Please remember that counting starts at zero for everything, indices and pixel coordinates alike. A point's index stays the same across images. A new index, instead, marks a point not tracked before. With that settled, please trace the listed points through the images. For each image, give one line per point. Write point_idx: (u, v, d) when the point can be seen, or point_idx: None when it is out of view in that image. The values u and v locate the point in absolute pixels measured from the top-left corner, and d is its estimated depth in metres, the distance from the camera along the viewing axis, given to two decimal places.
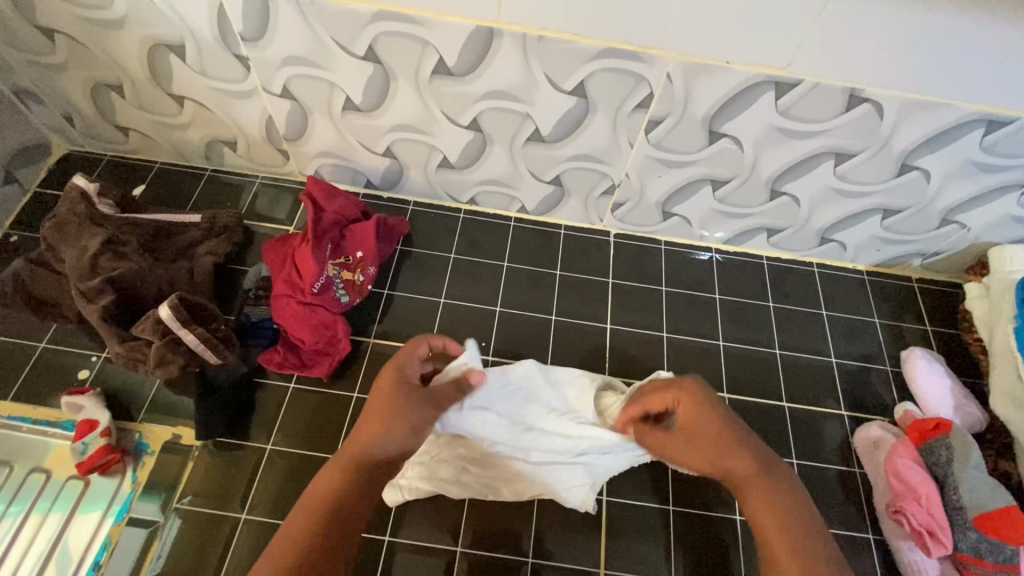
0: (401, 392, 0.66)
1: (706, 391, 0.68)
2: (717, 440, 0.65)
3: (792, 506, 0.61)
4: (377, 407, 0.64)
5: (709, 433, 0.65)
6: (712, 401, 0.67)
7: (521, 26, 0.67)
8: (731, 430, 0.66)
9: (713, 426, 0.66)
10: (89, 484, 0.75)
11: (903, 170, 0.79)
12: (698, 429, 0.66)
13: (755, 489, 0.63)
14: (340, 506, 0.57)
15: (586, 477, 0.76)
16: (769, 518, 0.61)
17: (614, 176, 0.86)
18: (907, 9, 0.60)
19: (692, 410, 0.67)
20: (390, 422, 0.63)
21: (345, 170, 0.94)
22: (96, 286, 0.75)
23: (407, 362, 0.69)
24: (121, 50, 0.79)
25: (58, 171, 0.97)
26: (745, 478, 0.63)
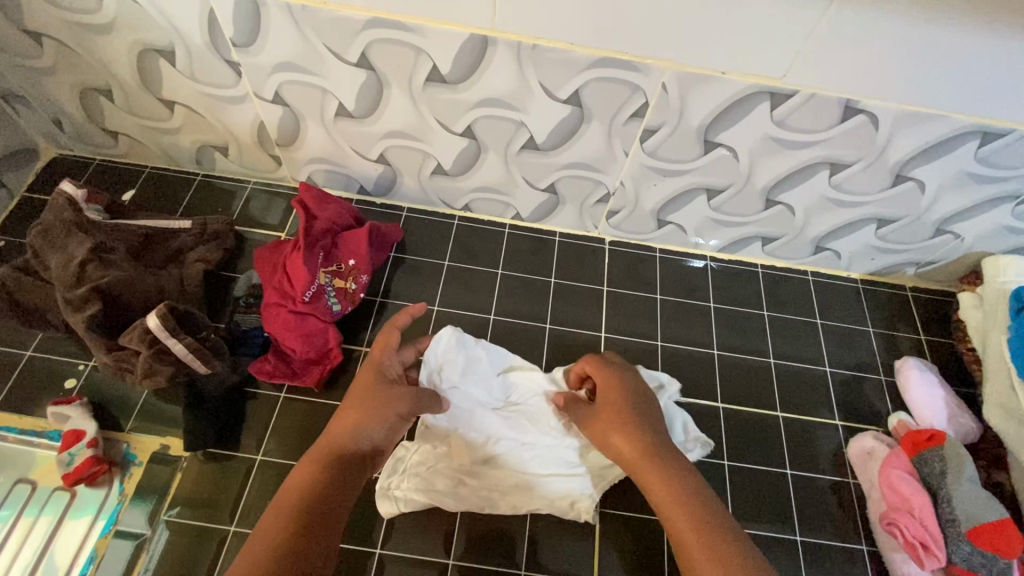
0: (377, 385, 0.67)
1: (614, 374, 0.73)
2: (624, 420, 0.68)
3: (681, 480, 0.61)
4: (358, 399, 0.66)
5: (615, 405, 0.69)
6: (622, 384, 0.72)
7: (515, 35, 0.66)
8: (635, 415, 0.68)
9: (624, 409, 0.69)
10: (76, 495, 0.74)
11: (898, 180, 0.78)
12: (609, 408, 0.69)
13: (644, 466, 0.64)
14: (319, 494, 0.56)
15: (586, 489, 0.76)
16: (662, 487, 0.61)
17: (609, 184, 0.86)
18: (902, 21, 0.60)
19: (610, 390, 0.71)
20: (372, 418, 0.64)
21: (339, 176, 0.93)
22: (83, 295, 0.74)
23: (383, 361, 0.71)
24: (110, 54, 0.78)
25: (46, 176, 0.96)
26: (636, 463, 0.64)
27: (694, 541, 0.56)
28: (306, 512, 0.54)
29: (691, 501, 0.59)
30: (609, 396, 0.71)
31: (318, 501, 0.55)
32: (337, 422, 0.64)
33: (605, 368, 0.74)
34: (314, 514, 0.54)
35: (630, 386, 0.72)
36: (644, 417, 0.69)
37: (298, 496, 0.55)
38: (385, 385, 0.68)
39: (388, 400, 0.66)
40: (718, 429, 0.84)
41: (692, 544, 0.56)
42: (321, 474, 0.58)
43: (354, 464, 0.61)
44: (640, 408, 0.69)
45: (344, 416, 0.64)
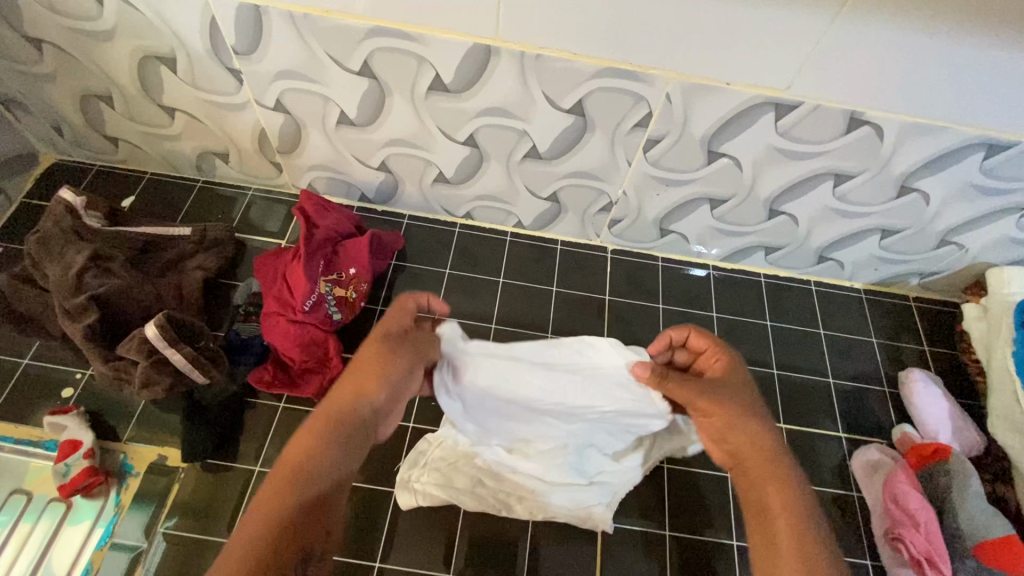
0: (390, 350, 0.64)
1: (734, 360, 0.68)
2: (740, 406, 0.64)
3: (793, 484, 0.58)
4: (364, 364, 0.62)
5: (737, 396, 0.65)
6: (741, 375, 0.67)
7: (518, 44, 0.66)
8: (753, 410, 0.64)
9: (734, 397, 0.64)
10: (72, 506, 0.73)
11: (902, 191, 0.78)
12: (727, 389, 0.65)
13: (761, 463, 0.60)
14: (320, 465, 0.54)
15: (602, 499, 0.74)
16: (774, 489, 0.57)
17: (612, 193, 0.85)
18: (907, 34, 0.59)
19: (728, 377, 0.67)
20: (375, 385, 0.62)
21: (339, 183, 0.92)
22: (80, 303, 0.73)
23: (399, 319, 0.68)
24: (111, 61, 0.77)
25: (45, 181, 0.95)
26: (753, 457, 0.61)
27: (790, 544, 0.52)
28: (303, 482, 0.52)
29: (797, 506, 0.56)
30: (729, 382, 0.66)
31: (320, 473, 0.53)
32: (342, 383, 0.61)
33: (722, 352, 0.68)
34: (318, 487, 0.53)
35: (744, 379, 0.67)
36: (756, 409, 0.64)
37: (302, 465, 0.53)
38: (388, 349, 0.64)
39: (389, 367, 0.63)
40: None
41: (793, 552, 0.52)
42: (325, 441, 0.55)
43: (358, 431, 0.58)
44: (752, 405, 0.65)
45: (351, 380, 0.61)
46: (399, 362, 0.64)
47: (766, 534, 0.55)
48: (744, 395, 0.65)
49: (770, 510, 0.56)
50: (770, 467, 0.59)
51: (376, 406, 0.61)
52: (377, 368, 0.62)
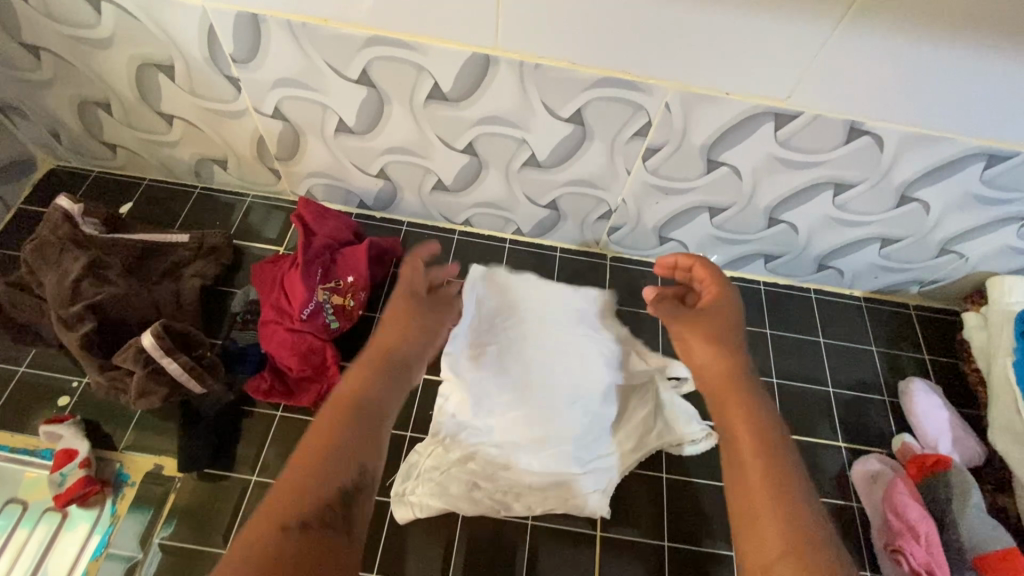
0: (409, 298, 0.70)
1: (725, 287, 0.70)
2: (721, 332, 0.66)
3: (761, 405, 0.60)
4: (397, 315, 0.68)
5: (716, 321, 0.67)
6: (732, 304, 0.69)
7: (518, 54, 0.66)
8: (732, 342, 0.66)
9: (723, 315, 0.68)
10: (67, 516, 0.73)
11: (902, 201, 0.78)
12: (712, 314, 0.68)
13: (729, 388, 0.62)
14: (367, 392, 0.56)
15: (598, 486, 0.74)
16: (741, 412, 0.59)
17: (611, 202, 0.85)
18: (907, 46, 0.59)
19: (715, 305, 0.69)
20: (410, 336, 0.65)
21: (338, 190, 0.92)
22: (77, 312, 0.73)
23: (411, 279, 0.72)
24: (109, 69, 0.77)
25: (43, 187, 0.95)
26: (722, 382, 0.63)
27: (751, 458, 0.55)
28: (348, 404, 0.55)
29: (761, 424, 0.58)
30: (714, 311, 0.69)
31: (363, 405, 0.55)
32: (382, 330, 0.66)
33: (716, 279, 0.71)
34: (364, 418, 0.54)
35: (735, 311, 0.69)
36: (738, 335, 0.67)
37: (344, 402, 0.55)
38: (414, 306, 0.69)
39: (418, 319, 0.68)
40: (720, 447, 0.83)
41: (755, 466, 0.54)
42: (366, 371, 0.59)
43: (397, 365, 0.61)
44: (737, 336, 0.67)
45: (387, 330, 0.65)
46: (426, 314, 0.69)
47: (729, 447, 0.57)
48: (732, 316, 0.68)
49: (733, 425, 0.59)
50: (734, 392, 0.61)
51: (407, 347, 0.64)
52: (406, 319, 0.67)
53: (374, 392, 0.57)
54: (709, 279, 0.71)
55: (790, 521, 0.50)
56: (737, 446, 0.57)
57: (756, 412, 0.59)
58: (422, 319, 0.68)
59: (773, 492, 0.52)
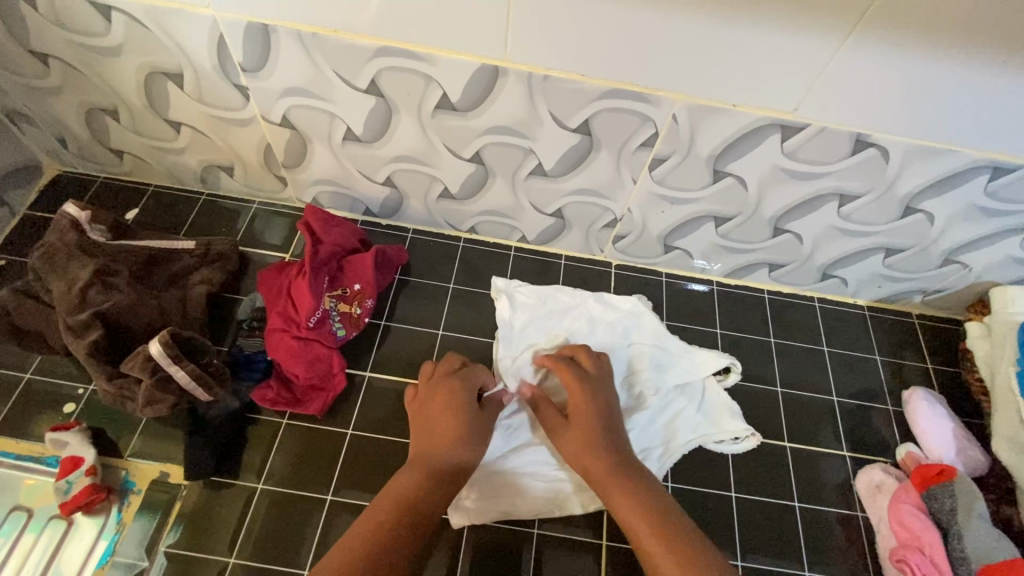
0: (461, 391, 0.73)
1: (587, 379, 0.74)
2: (591, 428, 0.69)
3: (650, 489, 0.64)
4: (449, 415, 0.70)
5: (585, 416, 0.70)
6: (594, 394, 0.73)
7: (526, 65, 0.66)
8: (607, 433, 0.69)
9: (591, 410, 0.71)
10: (72, 524, 0.73)
11: (907, 211, 0.78)
12: (576, 413, 0.71)
13: (610, 485, 0.65)
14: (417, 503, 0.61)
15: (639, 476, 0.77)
16: (629, 505, 0.63)
17: (617, 211, 0.85)
18: (913, 60, 0.60)
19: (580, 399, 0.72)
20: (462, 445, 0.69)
21: (344, 197, 0.92)
22: (84, 320, 0.73)
23: (464, 379, 0.75)
24: (117, 77, 0.78)
25: (49, 193, 0.95)
26: (606, 481, 0.65)
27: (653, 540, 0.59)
28: (404, 513, 0.59)
29: (650, 504, 0.62)
30: (578, 407, 0.71)
31: (411, 507, 0.60)
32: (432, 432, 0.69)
33: (577, 375, 0.74)
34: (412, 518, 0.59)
35: (603, 402, 0.72)
36: (615, 420, 0.71)
37: (392, 497, 0.61)
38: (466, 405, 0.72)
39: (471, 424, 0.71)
40: (724, 456, 0.83)
41: (662, 548, 0.58)
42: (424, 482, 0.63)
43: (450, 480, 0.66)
44: (609, 425, 0.70)
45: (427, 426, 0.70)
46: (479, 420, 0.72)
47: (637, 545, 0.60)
48: (602, 398, 0.73)
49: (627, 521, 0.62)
50: (621, 481, 0.65)
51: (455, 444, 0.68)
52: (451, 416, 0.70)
53: (423, 490, 0.63)
54: (571, 380, 0.74)
55: (664, 532, 0.59)
56: (603, 484, 0.66)
57: (641, 496, 0.63)
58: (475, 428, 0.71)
59: (641, 511, 0.62)
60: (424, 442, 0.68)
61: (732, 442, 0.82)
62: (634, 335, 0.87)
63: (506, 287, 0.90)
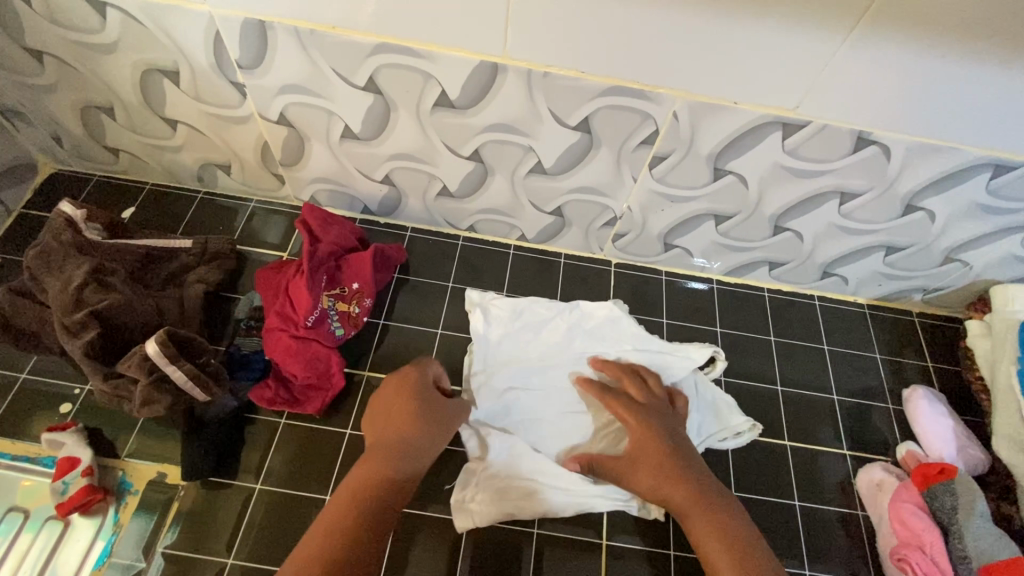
0: (409, 378, 0.72)
1: (650, 410, 0.75)
2: (661, 455, 0.70)
3: (727, 512, 0.65)
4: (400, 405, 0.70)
5: (654, 446, 0.71)
6: (661, 423, 0.73)
7: (525, 62, 0.66)
8: (681, 458, 0.70)
9: (657, 441, 0.71)
10: (69, 525, 0.73)
11: (908, 210, 0.78)
12: (641, 446, 0.71)
13: (689, 508, 0.65)
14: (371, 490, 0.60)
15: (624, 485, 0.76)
16: (708, 527, 0.63)
17: (617, 209, 0.85)
18: (915, 57, 0.59)
19: (646, 429, 0.73)
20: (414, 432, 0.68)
21: (342, 196, 0.92)
22: (80, 319, 0.72)
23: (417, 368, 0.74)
24: (113, 74, 0.77)
25: (44, 192, 0.94)
26: (685, 505, 0.66)
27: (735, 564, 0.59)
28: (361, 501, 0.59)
29: (730, 529, 0.63)
30: (643, 440, 0.72)
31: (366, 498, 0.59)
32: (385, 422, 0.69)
33: (638, 409, 0.75)
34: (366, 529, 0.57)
35: (670, 428, 0.73)
36: (683, 444, 0.72)
37: (342, 504, 0.59)
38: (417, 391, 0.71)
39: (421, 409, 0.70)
40: (725, 455, 0.83)
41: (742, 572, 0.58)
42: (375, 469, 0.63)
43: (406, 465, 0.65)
44: (680, 449, 0.71)
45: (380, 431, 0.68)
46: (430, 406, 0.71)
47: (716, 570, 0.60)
48: (666, 429, 0.73)
49: (707, 545, 0.62)
50: (700, 504, 0.65)
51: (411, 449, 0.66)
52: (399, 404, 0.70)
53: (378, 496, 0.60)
54: (631, 414, 0.74)
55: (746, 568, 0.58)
56: (684, 512, 0.65)
57: (721, 520, 0.64)
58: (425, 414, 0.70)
59: (721, 535, 0.62)
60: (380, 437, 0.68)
61: (735, 437, 0.83)
62: (615, 339, 0.87)
63: (481, 300, 0.88)
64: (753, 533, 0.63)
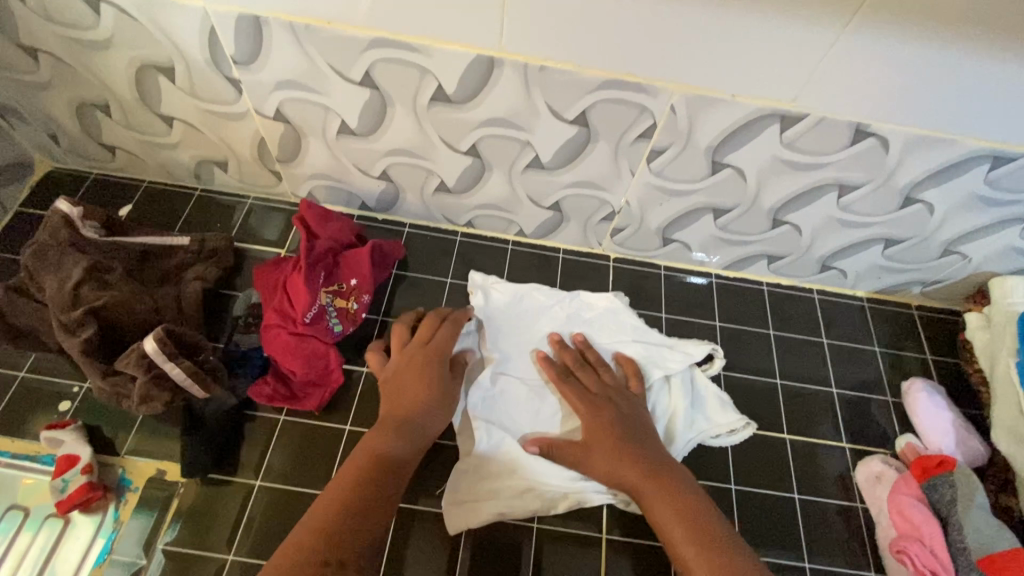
0: (427, 348, 0.76)
1: (601, 394, 0.77)
2: (615, 438, 0.71)
3: (682, 489, 0.67)
4: (415, 371, 0.73)
5: (606, 430, 0.72)
6: (613, 407, 0.75)
7: (522, 55, 0.65)
8: (636, 439, 0.71)
9: (608, 424, 0.73)
10: (69, 522, 0.73)
11: (907, 202, 0.78)
12: (595, 433, 0.72)
13: (644, 488, 0.67)
14: (385, 450, 0.65)
15: None
16: (662, 504, 0.65)
17: (615, 204, 0.85)
18: (913, 48, 0.59)
19: (598, 414, 0.74)
20: (427, 398, 0.72)
21: (339, 192, 0.92)
22: (77, 317, 0.72)
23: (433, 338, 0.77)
24: (108, 71, 0.76)
25: (41, 190, 0.94)
26: (639, 486, 0.67)
27: (687, 539, 0.62)
28: (375, 460, 0.64)
29: (686, 504, 0.65)
30: (593, 426, 0.73)
31: (383, 458, 0.64)
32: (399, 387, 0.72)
33: (588, 394, 0.76)
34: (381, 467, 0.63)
35: (624, 408, 0.75)
36: (636, 422, 0.74)
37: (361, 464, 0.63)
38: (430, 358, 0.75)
39: (436, 375, 0.73)
40: (724, 449, 0.83)
41: (693, 545, 0.61)
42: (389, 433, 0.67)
43: (413, 428, 0.69)
44: (634, 431, 0.72)
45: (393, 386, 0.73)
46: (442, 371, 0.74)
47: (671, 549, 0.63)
48: (618, 411, 0.74)
49: (663, 524, 0.64)
50: (657, 483, 0.67)
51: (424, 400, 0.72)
52: (415, 372, 0.73)
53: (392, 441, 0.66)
54: (580, 399, 0.76)
55: (705, 544, 0.61)
56: (641, 494, 0.67)
57: (676, 496, 0.66)
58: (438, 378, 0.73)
59: (675, 511, 0.64)
60: (394, 399, 0.72)
61: (728, 434, 0.82)
62: (613, 331, 0.87)
63: (482, 283, 0.89)
64: (707, 506, 0.66)
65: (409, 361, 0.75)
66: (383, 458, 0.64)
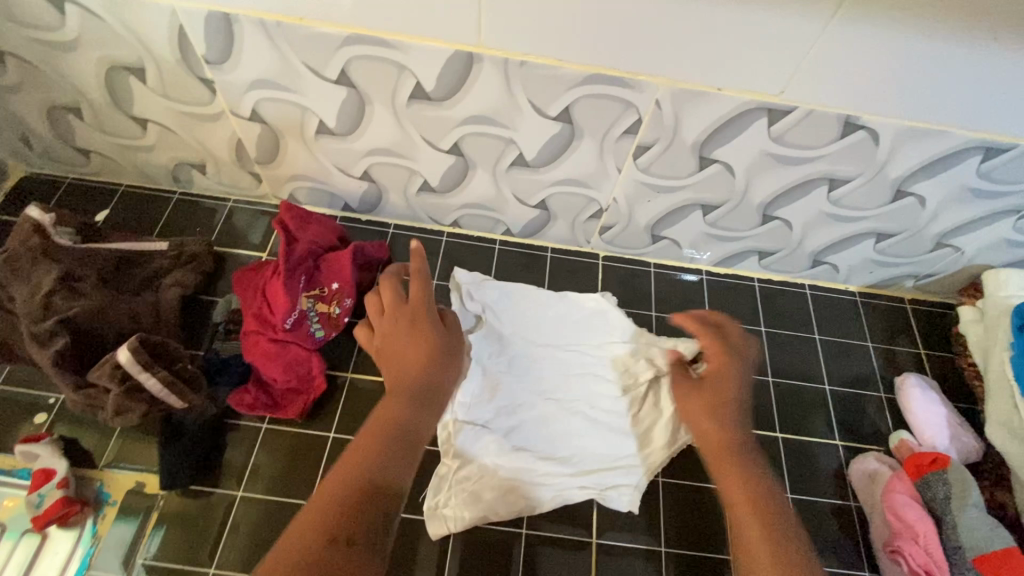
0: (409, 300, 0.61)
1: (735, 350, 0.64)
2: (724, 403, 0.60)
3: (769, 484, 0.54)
4: (404, 332, 0.60)
5: (723, 390, 0.61)
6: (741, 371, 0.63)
7: (501, 50, 0.63)
8: (744, 413, 0.60)
9: (731, 385, 0.61)
10: (47, 539, 0.71)
11: (898, 195, 0.76)
12: (713, 388, 0.61)
13: (730, 466, 0.56)
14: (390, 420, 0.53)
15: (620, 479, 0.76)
16: (742, 488, 0.54)
17: (603, 201, 0.83)
18: (902, 38, 0.57)
19: (723, 373, 0.62)
20: (420, 365, 0.57)
21: (322, 193, 0.90)
22: (48, 328, 0.70)
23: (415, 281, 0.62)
24: (77, 71, 0.74)
25: (14, 196, 0.92)
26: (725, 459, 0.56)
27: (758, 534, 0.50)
28: (383, 428, 0.52)
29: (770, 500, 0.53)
30: (718, 378, 0.62)
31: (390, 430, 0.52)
32: (392, 359, 0.58)
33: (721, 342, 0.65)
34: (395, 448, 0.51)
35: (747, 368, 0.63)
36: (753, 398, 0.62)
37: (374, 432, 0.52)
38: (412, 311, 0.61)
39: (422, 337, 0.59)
40: None
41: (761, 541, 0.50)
42: (397, 402, 0.54)
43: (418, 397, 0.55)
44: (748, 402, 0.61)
45: (392, 361, 0.58)
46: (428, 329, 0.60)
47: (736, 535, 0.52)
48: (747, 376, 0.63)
49: (737, 506, 0.53)
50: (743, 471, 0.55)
51: (422, 363, 0.58)
52: (401, 339, 0.59)
53: (404, 418, 0.53)
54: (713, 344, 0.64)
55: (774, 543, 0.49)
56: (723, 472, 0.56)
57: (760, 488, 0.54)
58: (424, 333, 0.59)
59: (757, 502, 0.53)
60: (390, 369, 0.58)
61: None
62: (604, 331, 0.86)
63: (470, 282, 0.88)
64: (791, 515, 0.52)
65: (392, 326, 0.61)
66: (388, 422, 0.53)
